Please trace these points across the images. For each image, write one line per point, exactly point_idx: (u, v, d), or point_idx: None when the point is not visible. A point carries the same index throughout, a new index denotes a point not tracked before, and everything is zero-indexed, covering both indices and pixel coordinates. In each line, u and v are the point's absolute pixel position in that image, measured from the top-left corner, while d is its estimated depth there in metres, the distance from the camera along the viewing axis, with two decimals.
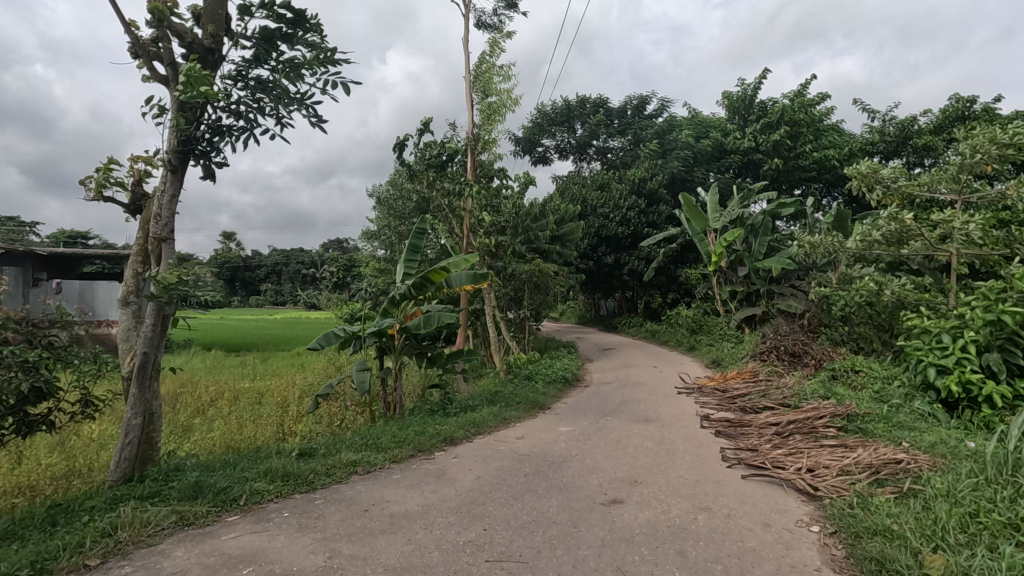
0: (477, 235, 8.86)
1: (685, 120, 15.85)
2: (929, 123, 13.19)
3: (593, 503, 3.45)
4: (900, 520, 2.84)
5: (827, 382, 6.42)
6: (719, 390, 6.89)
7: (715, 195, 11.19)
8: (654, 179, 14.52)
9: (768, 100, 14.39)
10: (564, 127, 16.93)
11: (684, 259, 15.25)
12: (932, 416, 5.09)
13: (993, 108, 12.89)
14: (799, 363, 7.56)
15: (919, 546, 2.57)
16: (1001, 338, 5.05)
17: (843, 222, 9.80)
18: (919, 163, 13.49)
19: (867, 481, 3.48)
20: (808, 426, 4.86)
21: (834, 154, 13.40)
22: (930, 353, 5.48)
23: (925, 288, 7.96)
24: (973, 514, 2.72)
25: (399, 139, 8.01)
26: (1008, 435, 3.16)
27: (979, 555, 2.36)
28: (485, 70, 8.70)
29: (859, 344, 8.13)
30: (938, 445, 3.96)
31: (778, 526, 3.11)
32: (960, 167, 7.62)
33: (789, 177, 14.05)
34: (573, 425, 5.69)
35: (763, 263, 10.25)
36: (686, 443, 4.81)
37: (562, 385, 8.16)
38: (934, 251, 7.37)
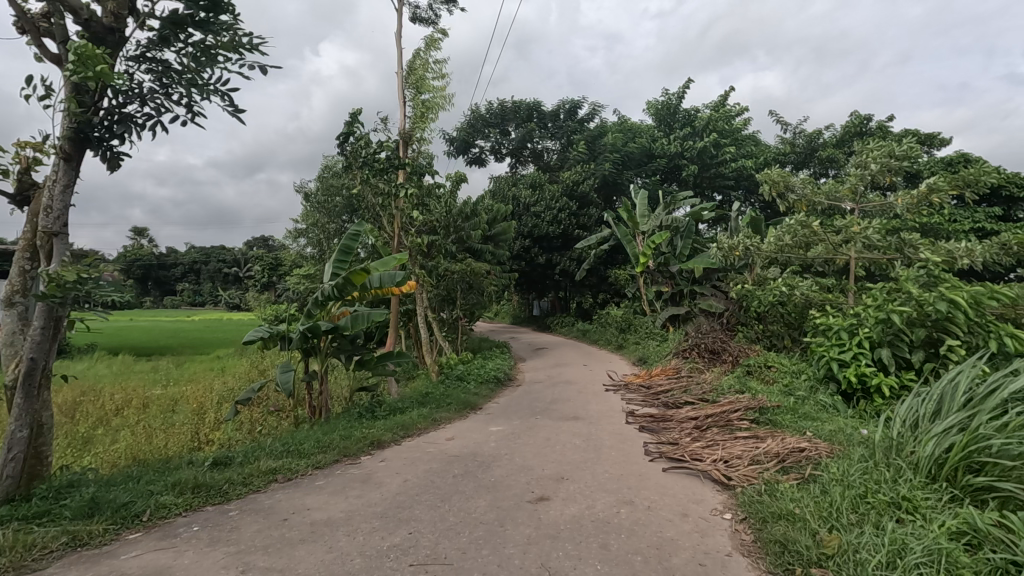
0: (408, 233, 8.72)
1: (615, 125, 16.36)
2: (833, 137, 14.39)
3: (521, 502, 3.48)
4: (801, 504, 3.06)
5: (742, 377, 6.83)
6: (644, 386, 7.16)
7: (643, 199, 11.63)
8: (586, 182, 14.87)
9: (691, 110, 15.15)
10: (499, 129, 16.97)
11: (614, 260, 15.73)
12: (832, 406, 5.54)
13: (886, 125, 14.25)
14: (718, 359, 7.99)
15: (817, 527, 2.77)
16: (889, 335, 5.56)
17: (758, 227, 10.46)
18: (825, 173, 14.66)
19: (774, 469, 3.72)
20: (724, 419, 5.14)
21: (751, 163, 14.29)
22: (832, 349, 5.95)
23: (828, 288, 8.64)
24: (863, 496, 2.96)
25: (347, 129, 7.70)
26: (892, 422, 3.48)
27: (866, 532, 2.59)
28: (418, 67, 8.57)
29: (771, 340, 8.69)
30: (837, 433, 4.31)
31: (695, 516, 3.26)
32: (858, 178, 8.33)
33: (711, 183, 14.83)
34: (504, 424, 5.72)
35: (686, 264, 10.74)
36: (612, 439, 4.95)
37: (494, 385, 8.18)
38: (836, 254, 8.02)
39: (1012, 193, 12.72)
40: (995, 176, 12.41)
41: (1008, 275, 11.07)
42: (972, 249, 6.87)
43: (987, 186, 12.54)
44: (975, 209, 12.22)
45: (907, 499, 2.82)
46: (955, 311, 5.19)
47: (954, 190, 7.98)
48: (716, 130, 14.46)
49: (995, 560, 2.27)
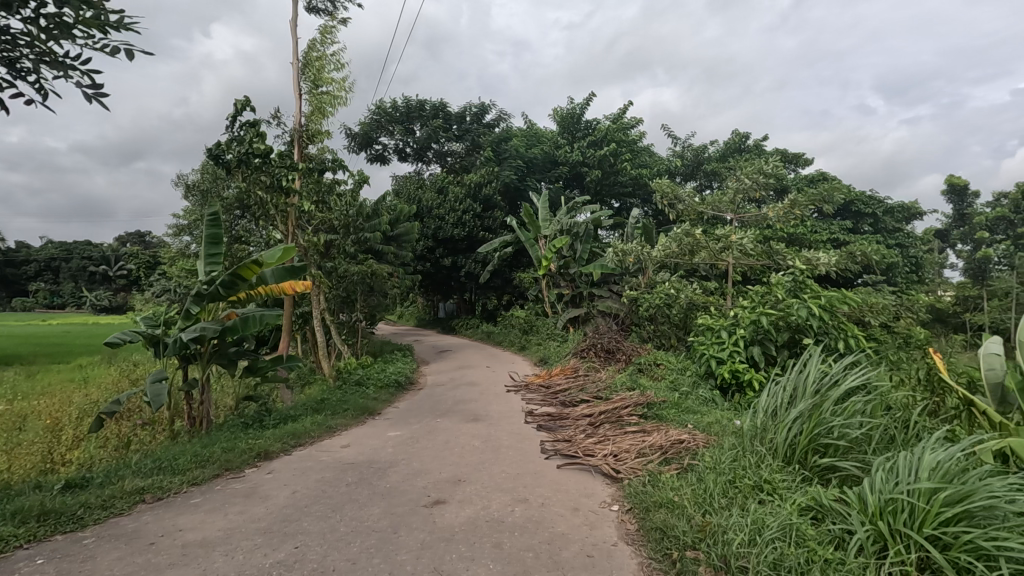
0: (304, 232, 8.28)
1: (520, 130, 16.69)
2: (716, 152, 15.75)
3: (416, 507, 3.43)
4: (679, 492, 3.30)
5: (634, 374, 7.24)
6: (544, 386, 7.34)
7: (546, 204, 11.94)
8: (490, 185, 15.00)
9: (592, 120, 15.83)
10: (403, 127, 16.62)
11: (518, 262, 16.02)
12: (711, 400, 6.03)
13: (761, 144, 15.78)
14: (613, 358, 8.39)
15: (693, 513, 2.99)
16: (760, 335, 6.17)
17: (651, 234, 11.08)
18: (709, 185, 15.95)
19: (657, 461, 3.97)
20: (615, 416, 5.40)
21: (645, 173, 15.17)
22: (712, 347, 6.45)
23: (710, 291, 9.39)
24: (732, 481, 3.24)
25: (234, 110, 7.14)
26: (757, 412, 3.85)
27: (735, 514, 2.82)
28: (315, 58, 8.17)
29: (660, 340, 9.27)
30: (713, 424, 4.69)
31: (585, 509, 3.40)
32: (736, 192, 9.12)
33: (609, 191, 15.57)
34: (403, 429, 5.61)
35: (585, 268, 11.16)
36: (511, 439, 5.04)
37: (395, 389, 8.01)
38: (717, 260, 8.74)
39: (860, 209, 14.61)
40: (846, 193, 14.22)
41: (856, 281, 12.71)
42: (827, 258, 7.80)
43: (841, 202, 14.30)
44: (832, 222, 13.86)
45: (769, 482, 3.12)
46: (810, 315, 5.88)
47: (813, 204, 9.01)
48: (614, 140, 15.24)
49: (834, 530, 2.59)
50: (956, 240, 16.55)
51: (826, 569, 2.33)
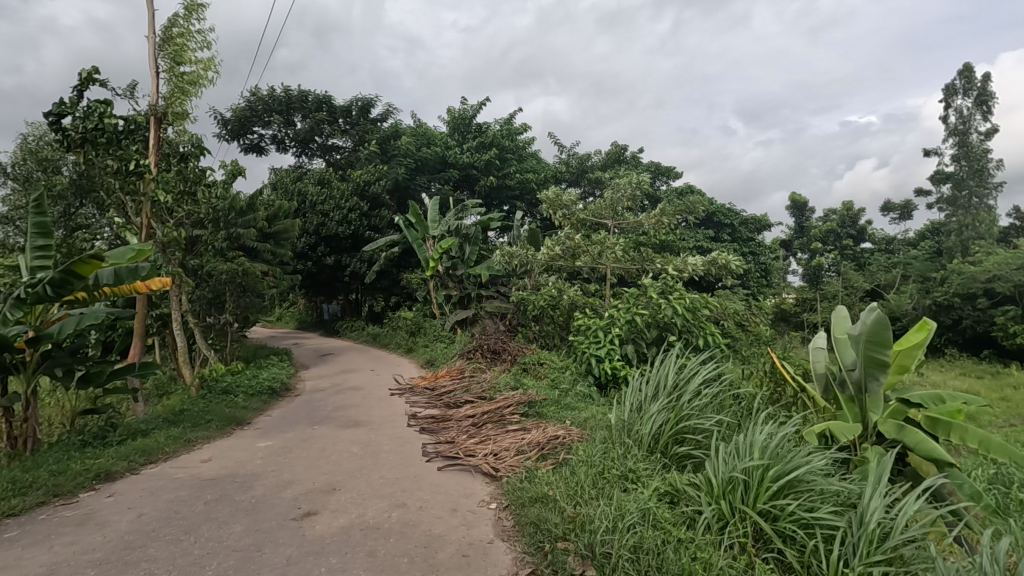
0: (164, 226, 7.47)
1: (409, 128, 16.30)
2: (598, 161, 16.65)
3: (284, 520, 3.23)
4: (553, 486, 3.41)
5: (518, 374, 7.40)
6: (429, 388, 7.25)
7: (435, 204, 11.85)
8: (379, 183, 14.27)
9: (483, 123, 16.01)
10: (282, 116, 15.46)
11: (407, 263, 15.72)
12: (589, 396, 6.35)
13: (638, 156, 16.93)
14: (499, 359, 8.51)
15: (565, 505, 3.10)
16: (633, 334, 6.62)
17: (537, 239, 11.43)
18: (592, 193, 16.81)
19: (534, 457, 4.10)
20: (498, 415, 5.49)
21: (533, 178, 15.58)
22: (590, 346, 6.78)
23: (591, 293, 9.87)
24: (601, 472, 3.42)
25: (81, 79, 6.23)
26: (624, 405, 4.10)
27: (601, 503, 2.98)
28: (175, 34, 7.41)
29: (544, 340, 9.58)
30: (589, 419, 4.95)
31: (463, 510, 3.42)
32: (612, 200, 9.70)
33: (498, 195, 15.85)
34: (275, 439, 5.25)
35: (473, 269, 11.22)
36: (392, 443, 4.92)
37: (268, 396, 7.48)
38: (596, 264, 9.21)
39: (721, 220, 16.19)
40: (709, 205, 15.74)
41: (717, 285, 14.09)
42: (692, 263, 8.55)
43: (705, 212, 15.76)
44: (698, 231, 15.23)
45: (633, 471, 3.35)
46: (676, 317, 6.43)
47: (680, 214, 9.85)
48: (502, 145, 15.61)
49: (686, 512, 2.84)
50: (796, 250, 18.99)
51: (678, 548, 2.55)
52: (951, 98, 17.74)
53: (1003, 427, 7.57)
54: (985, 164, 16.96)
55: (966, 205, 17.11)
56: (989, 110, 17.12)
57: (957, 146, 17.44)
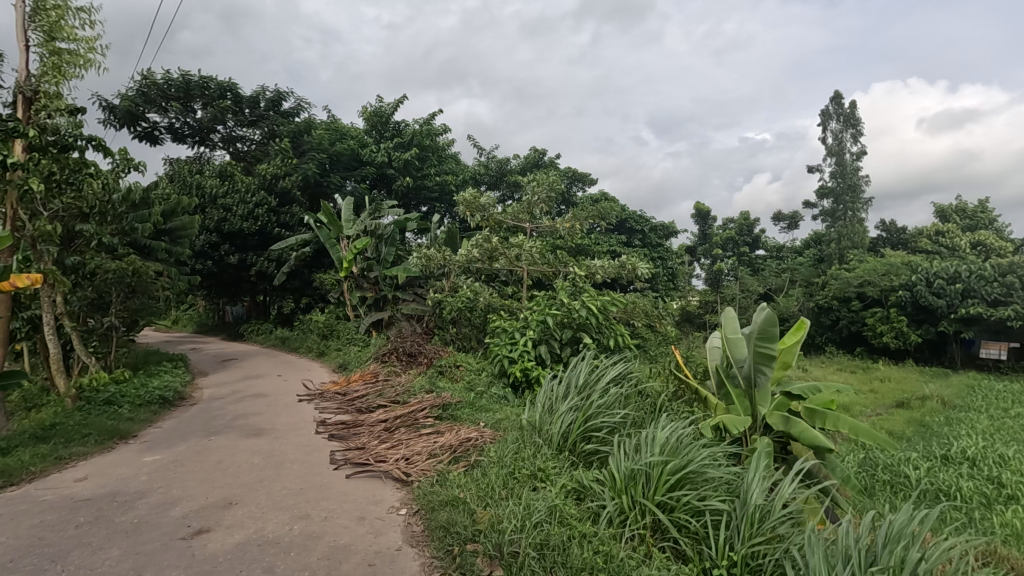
0: (37, 219, 6.67)
1: (323, 123, 15.66)
2: (517, 165, 16.87)
3: (171, 540, 2.98)
4: (464, 488, 3.39)
5: (434, 377, 7.30)
6: (340, 393, 6.97)
7: (349, 203, 11.47)
8: (287, 178, 13.65)
9: (400, 122, 15.71)
10: (179, 103, 14.30)
11: (319, 263, 15.07)
12: (504, 398, 6.40)
13: (555, 162, 17.33)
14: (415, 361, 8.35)
15: (475, 507, 3.09)
16: (547, 335, 6.74)
17: (455, 240, 11.38)
18: (511, 196, 16.99)
19: (446, 460, 4.07)
20: (411, 418, 5.39)
21: (452, 180, 15.50)
22: (505, 348, 6.82)
23: (508, 295, 9.96)
24: (511, 472, 3.45)
25: None
26: (535, 405, 4.17)
27: (510, 503, 3.00)
28: (50, 6, 6.64)
29: (462, 342, 9.56)
30: (502, 421, 4.97)
31: (371, 517, 3.32)
32: (529, 203, 9.86)
33: (417, 195, 15.62)
34: (165, 452, 4.83)
35: (389, 270, 10.96)
36: (298, 452, 4.68)
37: (159, 406, 6.87)
38: (514, 267, 9.30)
39: (633, 226, 16.93)
40: (621, 211, 16.44)
41: (628, 287, 14.72)
42: (604, 266, 8.87)
43: (618, 218, 16.41)
44: (611, 236, 15.85)
45: (542, 470, 3.41)
46: (587, 317, 6.62)
47: (594, 219, 10.19)
48: (421, 145, 15.41)
49: (591, 507, 2.93)
50: (700, 255, 20.28)
51: (582, 543, 2.63)
52: (827, 121, 19.74)
53: (871, 416, 8.51)
54: (856, 181, 19.04)
55: (842, 217, 19.10)
56: (857, 133, 19.26)
57: (834, 165, 19.43)
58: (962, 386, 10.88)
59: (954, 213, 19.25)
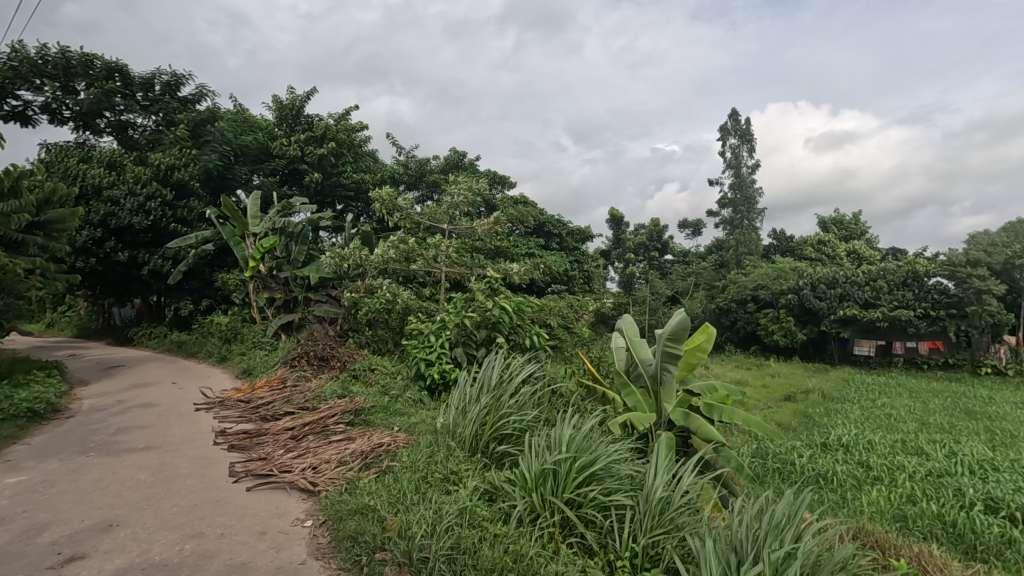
0: None
1: (228, 112, 14.67)
2: (437, 166, 16.74)
3: (36, 571, 2.65)
4: (374, 495, 3.29)
5: (347, 382, 7.05)
6: (243, 400, 6.53)
7: (255, 199, 10.81)
8: (185, 169, 12.67)
9: (313, 115, 15.07)
10: (57, 81, 12.77)
11: (222, 262, 14.12)
12: (419, 401, 6.32)
13: (475, 164, 17.34)
14: (327, 366, 8.01)
15: (384, 514, 3.00)
16: (464, 336, 6.71)
17: (371, 240, 11.03)
18: (430, 197, 16.80)
19: (356, 468, 3.94)
20: (321, 425, 5.15)
21: (369, 178, 15.07)
22: (422, 351, 6.72)
23: (426, 297, 9.81)
24: (423, 477, 3.40)
25: None
26: (449, 407, 4.15)
27: (420, 508, 2.96)
28: None
29: (378, 345, 9.34)
30: (416, 424, 4.90)
31: (273, 531, 3.15)
32: (448, 205, 9.79)
33: (331, 192, 15.07)
34: (31, 472, 4.30)
35: (300, 270, 10.47)
36: (192, 466, 4.34)
37: (27, 420, 6.11)
38: (431, 268, 9.19)
39: (550, 229, 17.28)
40: (540, 215, 16.79)
41: (546, 289, 15.05)
42: (522, 268, 9.00)
43: (536, 221, 16.70)
44: (530, 239, 16.12)
45: (455, 473, 3.40)
46: (503, 317, 6.66)
47: (513, 222, 10.29)
48: (336, 140, 14.84)
49: (502, 507, 2.96)
50: (614, 258, 21.08)
51: (492, 544, 2.64)
52: (727, 136, 21.27)
53: (763, 409, 9.25)
54: (751, 193, 20.67)
55: (740, 225, 20.62)
56: (753, 148, 20.91)
57: (732, 177, 20.97)
58: (839, 380, 12.09)
59: (833, 224, 21.40)
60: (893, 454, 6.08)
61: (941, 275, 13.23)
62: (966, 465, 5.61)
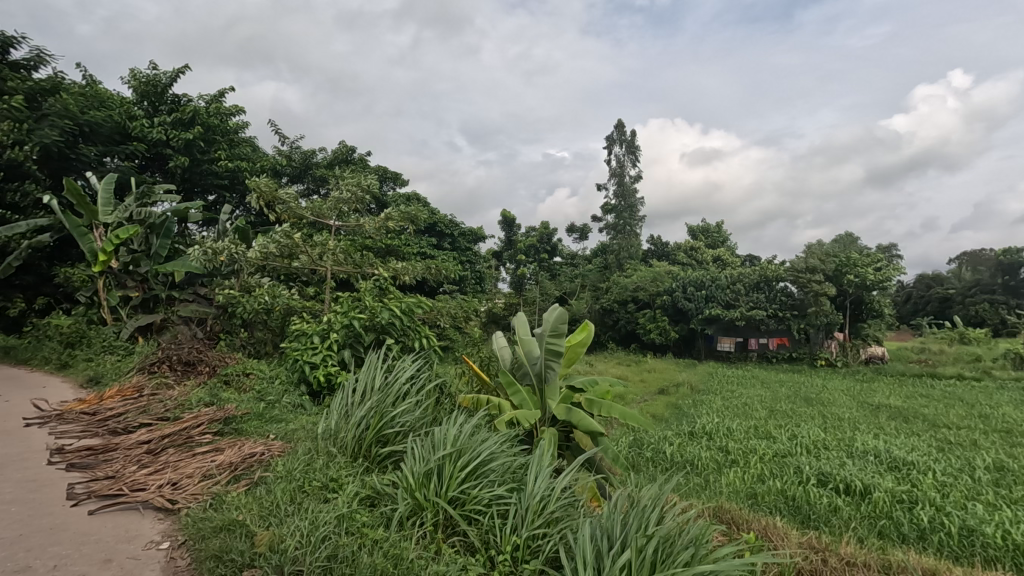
0: None
1: (75, 83, 12.79)
2: (324, 159, 15.95)
3: None
4: (244, 509, 3.05)
5: (217, 388, 6.48)
6: (88, 412, 5.73)
7: (107, 184, 9.53)
8: (21, 148, 10.67)
9: (182, 96, 13.70)
10: None
11: (65, 256, 12.63)
12: (300, 406, 6.02)
13: (365, 159, 16.77)
14: (193, 371, 7.30)
15: (255, 528, 2.79)
16: (351, 338, 6.44)
17: (248, 235, 10.22)
18: (316, 191, 15.96)
19: (224, 481, 3.64)
20: (184, 436, 4.66)
21: (246, 168, 13.98)
22: (304, 353, 6.36)
23: (309, 296, 9.28)
24: (300, 486, 3.23)
25: None
26: (330, 412, 3.98)
27: (295, 518, 2.80)
28: None
29: (255, 348, 8.69)
30: (294, 431, 4.64)
31: (121, 558, 2.80)
32: (336, 201, 9.30)
33: (201, 180, 13.87)
34: None
35: (163, 266, 9.42)
36: (18, 491, 3.72)
37: None
38: (316, 266, 8.71)
39: (442, 229, 17.13)
40: (432, 214, 16.63)
41: (438, 290, 14.96)
42: (412, 268, 8.86)
43: (428, 220, 16.50)
44: (422, 239, 15.91)
45: (334, 480, 3.27)
46: (394, 319, 6.47)
47: (405, 220, 10.07)
48: (207, 125, 13.57)
49: (383, 512, 2.89)
50: (506, 260, 21.42)
51: (372, 550, 2.58)
52: (613, 146, 22.56)
53: (639, 402, 9.91)
54: (632, 201, 22.08)
55: (622, 231, 21.92)
56: (636, 159, 22.38)
57: (617, 185, 22.29)
58: (704, 373, 13.31)
59: (701, 233, 23.55)
60: (746, 439, 6.81)
61: (788, 279, 15.04)
62: (803, 445, 6.44)
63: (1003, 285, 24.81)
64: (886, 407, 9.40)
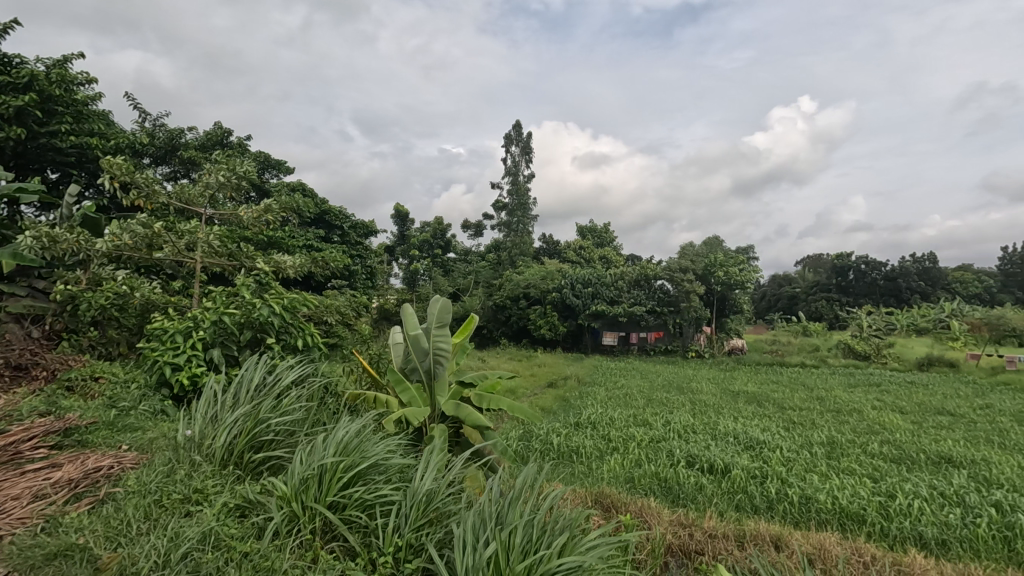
0: None
1: None
2: (195, 140, 14.51)
3: None
4: (87, 531, 2.68)
5: (56, 395, 5.64)
6: None
7: None
8: None
9: (14, 57, 11.70)
10: None
11: None
12: (162, 412, 5.46)
13: (244, 143, 15.50)
14: (25, 377, 6.29)
15: (100, 552, 2.47)
16: (222, 336, 5.91)
17: (98, 222, 8.96)
18: (185, 175, 14.46)
19: (61, 502, 3.18)
20: (9, 452, 3.94)
21: (97, 144, 12.28)
22: (164, 353, 5.69)
23: (175, 291, 8.38)
24: (157, 501, 2.90)
25: None
26: (195, 417, 3.61)
27: (152, 537, 2.51)
28: None
29: (107, 348, 7.68)
30: (152, 440, 4.16)
31: None
32: (208, 187, 8.47)
33: (38, 156, 11.92)
34: None
35: None
36: None
37: None
38: (182, 257, 7.89)
39: (331, 221, 16.26)
40: (320, 205, 15.79)
41: (324, 284, 14.24)
42: (294, 261, 8.31)
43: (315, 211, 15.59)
44: (307, 230, 15.02)
45: (198, 491, 2.98)
46: (273, 317, 6.03)
47: (288, 210, 9.42)
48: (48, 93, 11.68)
49: (255, 522, 2.70)
50: (398, 254, 20.90)
51: (240, 565, 2.39)
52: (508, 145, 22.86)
53: (529, 396, 10.15)
54: (525, 200, 22.56)
55: (516, 229, 22.30)
56: (529, 160, 22.91)
57: (510, 183, 22.65)
58: (590, 367, 13.92)
59: (589, 232, 24.70)
60: (626, 427, 7.25)
61: (664, 278, 16.22)
62: (675, 431, 6.98)
63: (836, 284, 28.72)
64: (744, 393, 10.48)
